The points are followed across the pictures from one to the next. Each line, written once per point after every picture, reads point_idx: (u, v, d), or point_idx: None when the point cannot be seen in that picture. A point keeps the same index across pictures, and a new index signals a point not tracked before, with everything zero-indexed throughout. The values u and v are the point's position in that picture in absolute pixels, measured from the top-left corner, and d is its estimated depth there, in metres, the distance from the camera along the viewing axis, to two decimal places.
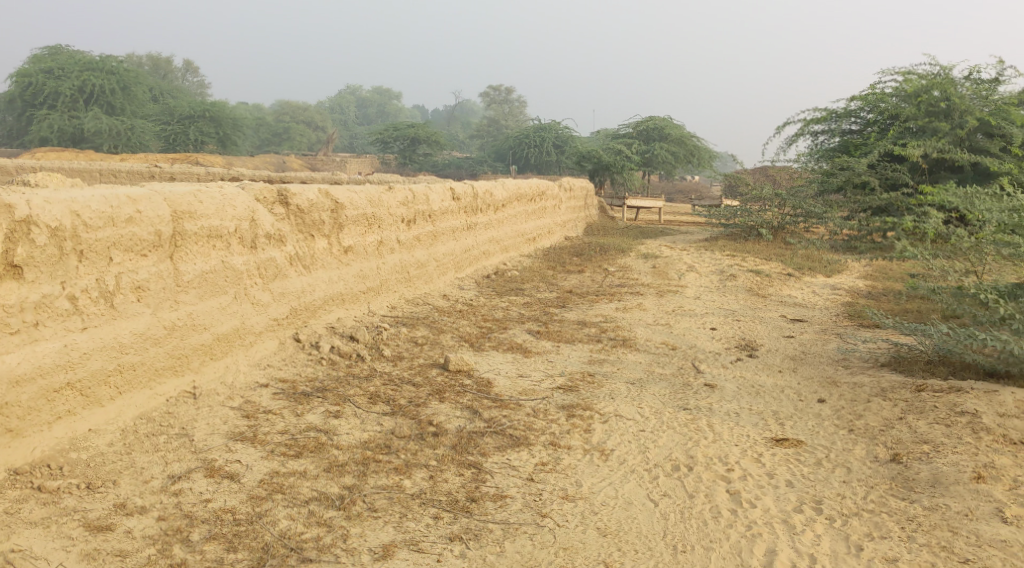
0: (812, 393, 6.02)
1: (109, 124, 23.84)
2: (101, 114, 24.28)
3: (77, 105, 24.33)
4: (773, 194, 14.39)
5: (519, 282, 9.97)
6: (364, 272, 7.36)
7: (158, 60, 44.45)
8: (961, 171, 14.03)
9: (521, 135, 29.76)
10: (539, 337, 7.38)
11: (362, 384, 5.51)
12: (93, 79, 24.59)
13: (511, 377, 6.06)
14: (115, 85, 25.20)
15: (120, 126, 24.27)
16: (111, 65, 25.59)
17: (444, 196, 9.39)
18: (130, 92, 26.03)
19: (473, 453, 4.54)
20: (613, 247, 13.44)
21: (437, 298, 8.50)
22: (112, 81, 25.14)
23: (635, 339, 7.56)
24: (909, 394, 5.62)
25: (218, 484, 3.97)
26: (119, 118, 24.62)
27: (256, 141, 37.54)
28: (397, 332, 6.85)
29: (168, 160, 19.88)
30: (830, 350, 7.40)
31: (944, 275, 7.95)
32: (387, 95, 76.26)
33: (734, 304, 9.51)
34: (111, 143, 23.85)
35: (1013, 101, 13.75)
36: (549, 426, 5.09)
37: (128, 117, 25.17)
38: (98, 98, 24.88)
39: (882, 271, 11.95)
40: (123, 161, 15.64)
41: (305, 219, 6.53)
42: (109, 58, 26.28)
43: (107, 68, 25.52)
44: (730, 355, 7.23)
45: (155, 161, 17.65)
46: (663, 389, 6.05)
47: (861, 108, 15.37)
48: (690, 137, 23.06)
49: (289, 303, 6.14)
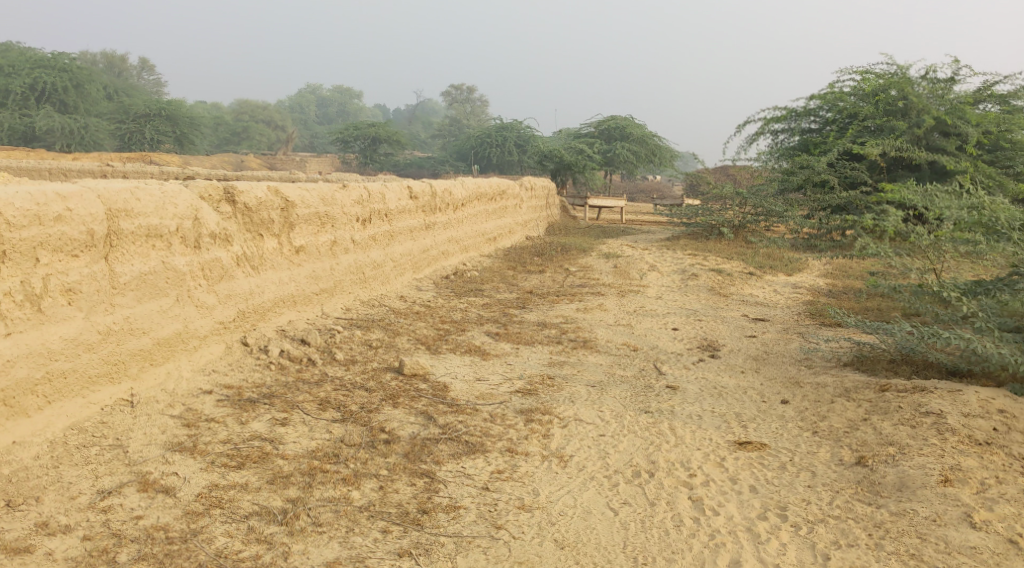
0: (775, 394, 5.91)
1: (62, 123, 23.23)
2: (53, 112, 23.64)
3: (29, 104, 23.67)
4: (734, 193, 14.38)
5: (479, 283, 9.78)
6: (316, 273, 7.11)
7: (114, 58, 43.56)
8: (918, 170, 14.14)
9: (483, 134, 29.55)
10: (498, 339, 7.20)
11: (312, 388, 5.29)
12: (44, 77, 23.91)
13: (468, 381, 5.87)
14: (69, 83, 24.54)
15: (72, 125, 23.62)
16: (63, 62, 24.90)
17: (402, 194, 9.16)
18: (84, 90, 25.37)
19: (427, 461, 4.35)
20: (575, 247, 13.32)
21: (394, 299, 8.28)
22: (65, 79, 24.47)
23: (596, 340, 7.41)
24: (873, 394, 5.54)
25: (151, 499, 3.73)
26: (72, 116, 23.98)
27: (214, 141, 36.85)
28: (350, 335, 6.62)
29: (123, 160, 19.38)
30: (792, 349, 7.32)
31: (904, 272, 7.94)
32: (348, 95, 75.64)
33: (696, 304, 9.42)
34: (63, 142, 23.26)
35: (968, 100, 13.86)
36: (507, 431, 4.91)
37: (81, 116, 24.52)
38: (50, 96, 24.21)
39: (842, 270, 11.98)
40: (74, 161, 15.18)
41: (253, 218, 6.27)
42: (61, 55, 25.59)
43: (60, 66, 24.84)
44: (692, 355, 7.12)
45: (108, 161, 17.16)
46: (624, 392, 5.91)
47: (820, 107, 15.43)
48: (652, 136, 23.05)
49: (236, 305, 5.88)
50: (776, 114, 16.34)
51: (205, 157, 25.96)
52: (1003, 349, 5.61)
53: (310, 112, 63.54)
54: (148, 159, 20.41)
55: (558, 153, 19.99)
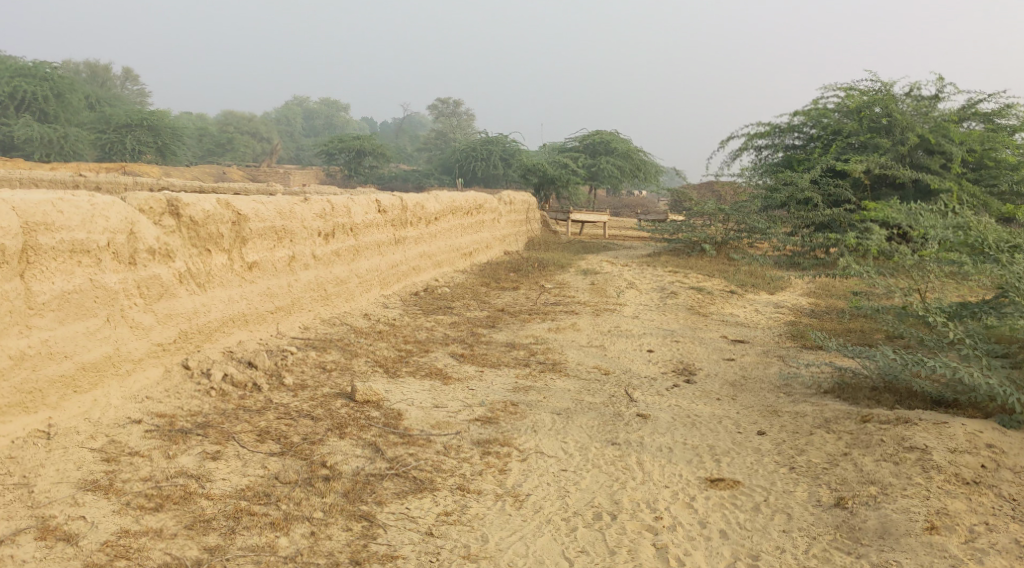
0: (751, 423, 5.58)
1: (41, 132, 22.79)
2: (33, 121, 23.17)
3: (8, 113, 23.16)
4: (716, 210, 14.12)
5: (449, 300, 9.42)
6: (271, 290, 6.72)
7: (97, 67, 43.07)
8: (902, 188, 13.93)
9: (468, 148, 29.21)
10: (463, 361, 6.83)
11: (254, 417, 4.89)
12: (24, 85, 23.38)
13: (425, 408, 5.49)
14: (49, 92, 24.04)
15: (52, 134, 23.19)
16: (44, 71, 24.43)
17: (369, 208, 8.78)
18: (65, 99, 24.91)
19: (368, 501, 3.98)
20: (553, 262, 12.98)
21: (357, 317, 7.89)
22: (46, 88, 23.97)
23: (566, 362, 7.06)
24: (854, 426, 5.23)
25: (48, 549, 3.41)
26: (52, 126, 23.53)
27: (198, 151, 36.37)
28: (304, 356, 6.23)
29: (101, 170, 18.95)
30: (771, 374, 7.00)
31: (889, 293, 7.65)
32: (334, 107, 75.24)
33: (674, 324, 9.08)
34: (42, 152, 22.88)
35: (952, 117, 13.66)
36: (461, 466, 4.54)
37: (62, 126, 24.07)
38: (31, 105, 23.76)
39: (825, 288, 11.70)
40: (45, 170, 14.73)
41: (200, 232, 5.89)
42: (42, 64, 25.08)
43: (40, 75, 24.32)
44: (666, 380, 6.76)
45: (84, 171, 16.72)
46: (591, 421, 5.55)
47: (804, 123, 15.21)
48: (636, 151, 22.79)
49: (178, 325, 5.49)
50: (759, 130, 16.10)
51: (187, 168, 25.54)
52: (992, 379, 5.31)
53: (295, 124, 63.11)
54: (126, 169, 19.97)
55: (541, 167, 19.67)
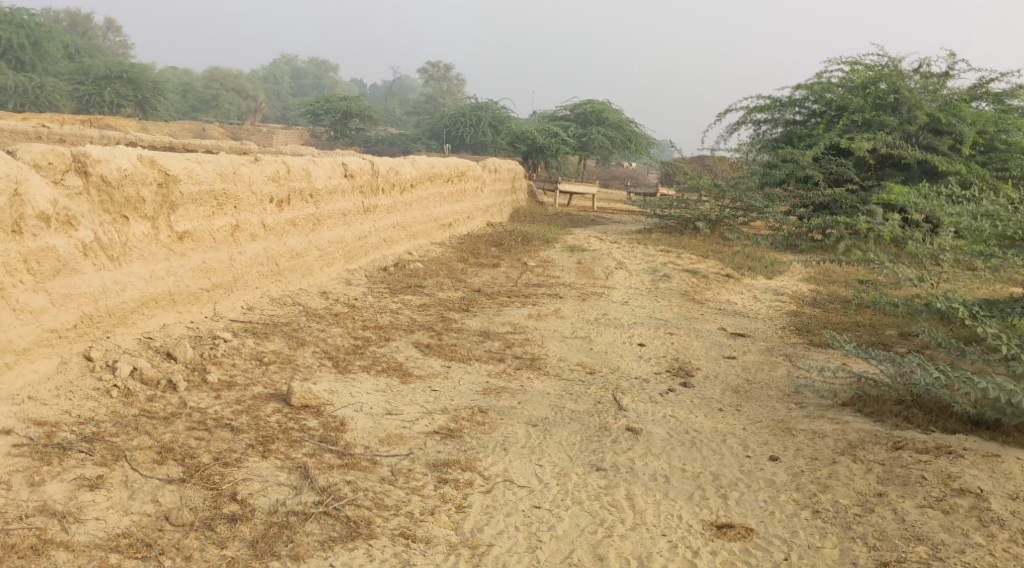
0: (762, 444, 4.73)
1: (16, 81, 21.60)
2: (7, 69, 21.95)
3: None
4: (712, 185, 13.17)
5: (420, 278, 8.48)
6: (207, 264, 5.77)
7: (78, 17, 41.44)
8: (907, 169, 13.07)
9: (457, 113, 28.10)
10: (428, 353, 5.93)
11: (157, 428, 3.97)
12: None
13: (375, 416, 4.60)
14: (25, 39, 22.82)
15: (27, 84, 21.92)
16: (20, 18, 23.14)
17: (332, 172, 7.80)
18: (42, 48, 23.68)
19: (280, 556, 3.23)
20: (538, 236, 12.04)
21: (312, 296, 6.95)
22: (22, 35, 22.77)
23: (546, 358, 6.16)
24: (886, 454, 4.40)
25: None
26: (27, 74, 22.26)
27: (179, 105, 34.93)
28: (238, 346, 5.31)
29: (74, 123, 17.81)
30: (779, 379, 6.14)
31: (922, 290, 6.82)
32: (323, 66, 73.33)
33: (667, 313, 8.18)
34: (17, 102, 21.67)
35: (964, 96, 12.74)
36: (409, 500, 3.72)
37: (37, 75, 22.79)
38: (5, 53, 22.57)
39: (827, 274, 10.85)
40: (5, 119, 13.60)
41: (114, 195, 4.96)
42: (20, 10, 23.77)
43: (16, 21, 23.07)
44: (659, 383, 5.88)
45: (52, 122, 15.60)
46: (573, 436, 4.70)
47: (806, 97, 14.25)
48: (630, 121, 21.70)
49: (80, 308, 4.60)
50: (759, 103, 15.12)
51: (166, 122, 24.29)
52: None
53: (281, 84, 61.40)
54: (101, 123, 18.82)
55: (530, 134, 18.62)
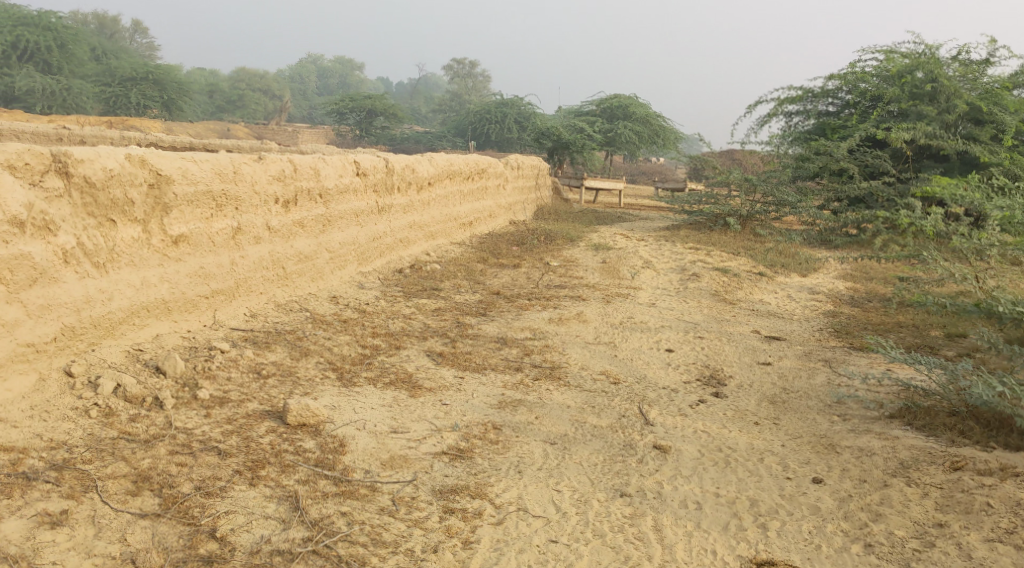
0: (803, 463, 4.29)
1: (44, 84, 21.50)
2: (35, 72, 21.85)
3: (9, 63, 21.79)
4: (742, 179, 12.55)
5: (437, 280, 8.09)
6: (205, 269, 5.41)
7: (105, 21, 41.62)
8: (946, 160, 12.49)
9: (482, 110, 27.74)
10: (440, 363, 5.55)
11: (136, 453, 3.64)
12: (26, 34, 22.02)
13: (378, 434, 4.22)
14: (53, 42, 22.65)
15: (55, 86, 21.84)
16: (48, 21, 23.01)
17: (344, 171, 7.43)
18: (70, 50, 23.59)
19: None
20: (561, 235, 11.62)
21: (321, 301, 6.57)
22: (49, 38, 22.61)
23: (567, 367, 5.74)
24: (945, 476, 3.95)
25: None
26: (55, 77, 22.16)
27: (206, 106, 34.86)
28: (236, 356, 4.96)
29: (99, 125, 17.65)
30: (819, 388, 5.68)
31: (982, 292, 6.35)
32: (349, 66, 73.36)
33: (697, 315, 7.73)
34: (45, 104, 21.59)
35: (1006, 84, 12.15)
36: (410, 535, 3.36)
37: (65, 78, 22.69)
38: (33, 56, 22.41)
39: (864, 271, 10.32)
40: (27, 121, 13.44)
41: (98, 196, 4.63)
42: (47, 13, 23.68)
43: (44, 24, 22.94)
44: (689, 393, 5.44)
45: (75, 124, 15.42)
46: (596, 455, 4.29)
47: (839, 87, 13.68)
48: (657, 116, 21.19)
49: (60, 319, 4.28)
50: (790, 95, 14.56)
51: (192, 123, 24.05)
52: None
53: (308, 84, 61.47)
54: (125, 125, 18.64)
55: (555, 130, 18.19)
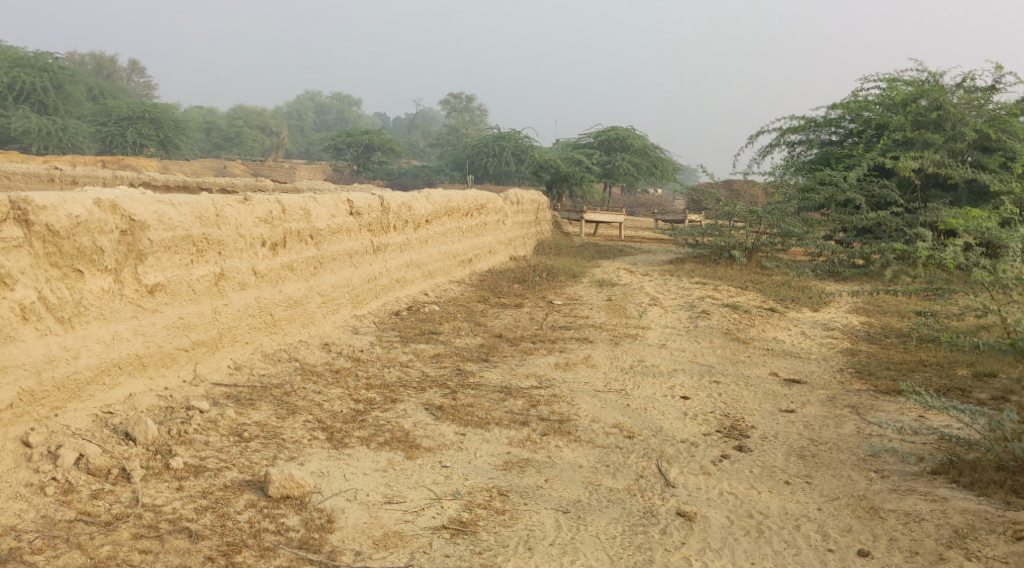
0: (844, 531, 3.86)
1: (40, 124, 21.18)
2: (31, 112, 21.52)
3: (5, 104, 21.46)
4: (747, 211, 12.08)
5: (435, 322, 7.67)
6: (184, 320, 4.98)
7: (102, 60, 41.54)
8: (954, 189, 12.15)
9: (479, 144, 27.52)
10: (439, 418, 5.11)
11: (94, 540, 3.27)
12: (23, 76, 21.69)
13: (373, 506, 3.80)
14: (49, 82, 22.33)
15: (51, 126, 21.52)
16: (44, 61, 22.74)
17: (334, 211, 7.04)
18: (65, 91, 23.19)
19: None
20: (563, 270, 11.22)
21: (312, 349, 6.15)
22: (45, 78, 22.28)
23: (576, 419, 5.30)
24: (1005, 549, 3.54)
25: None
26: (50, 117, 21.84)
27: (203, 144, 34.63)
28: (217, 417, 4.54)
29: (93, 164, 17.29)
30: (851, 439, 5.23)
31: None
32: (346, 102, 73.53)
33: (710, 357, 7.31)
34: (40, 145, 21.26)
35: (1013, 110, 11.84)
36: None
37: (60, 117, 22.37)
38: (28, 97, 22.03)
39: (878, 304, 9.91)
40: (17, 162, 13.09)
41: (64, 245, 4.24)
42: (44, 55, 23.45)
43: (40, 65, 22.63)
44: (711, 447, 5.01)
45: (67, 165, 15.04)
46: (614, 525, 3.86)
47: (843, 116, 13.35)
48: (655, 147, 20.90)
49: (18, 383, 3.88)
50: (792, 125, 14.23)
51: (189, 162, 23.71)
52: None
53: (306, 120, 61.53)
54: (121, 165, 18.28)
55: (554, 163, 17.86)
